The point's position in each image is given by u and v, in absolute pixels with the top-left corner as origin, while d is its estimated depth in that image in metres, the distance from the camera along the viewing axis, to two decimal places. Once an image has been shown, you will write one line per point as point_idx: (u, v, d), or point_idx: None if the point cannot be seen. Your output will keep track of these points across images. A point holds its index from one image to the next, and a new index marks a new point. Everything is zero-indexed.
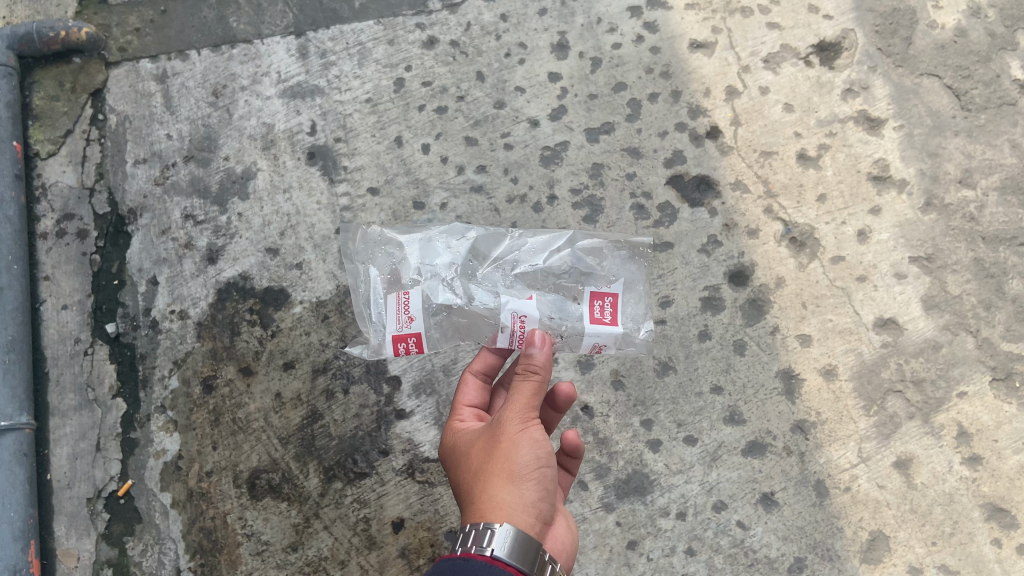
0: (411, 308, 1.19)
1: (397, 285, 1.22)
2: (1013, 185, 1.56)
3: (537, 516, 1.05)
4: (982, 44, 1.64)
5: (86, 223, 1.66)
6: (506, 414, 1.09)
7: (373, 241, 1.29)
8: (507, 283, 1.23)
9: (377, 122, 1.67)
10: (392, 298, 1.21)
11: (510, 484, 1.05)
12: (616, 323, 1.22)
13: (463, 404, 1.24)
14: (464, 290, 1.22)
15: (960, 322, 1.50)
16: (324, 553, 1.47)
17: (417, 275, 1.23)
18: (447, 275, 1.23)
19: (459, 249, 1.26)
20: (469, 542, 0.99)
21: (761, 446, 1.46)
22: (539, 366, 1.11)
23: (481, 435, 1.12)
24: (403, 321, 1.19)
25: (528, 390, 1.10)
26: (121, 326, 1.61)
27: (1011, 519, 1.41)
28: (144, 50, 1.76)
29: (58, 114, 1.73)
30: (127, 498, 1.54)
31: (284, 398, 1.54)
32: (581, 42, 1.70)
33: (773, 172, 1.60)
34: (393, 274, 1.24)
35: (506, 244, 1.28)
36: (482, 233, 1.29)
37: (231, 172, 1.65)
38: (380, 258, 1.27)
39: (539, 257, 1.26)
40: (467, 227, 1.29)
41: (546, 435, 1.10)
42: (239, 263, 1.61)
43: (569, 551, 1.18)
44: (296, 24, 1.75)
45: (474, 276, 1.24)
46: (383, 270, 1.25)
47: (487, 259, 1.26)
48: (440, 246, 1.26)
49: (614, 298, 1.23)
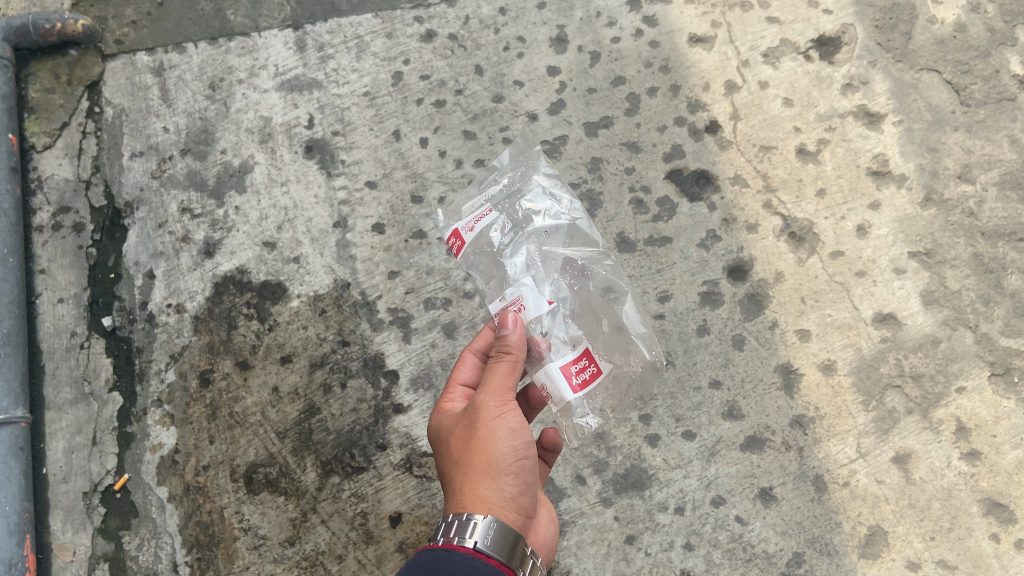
0: (479, 224, 1.30)
1: (495, 203, 1.35)
2: (1012, 180, 1.56)
3: (517, 510, 1.05)
4: (982, 39, 1.64)
5: (83, 216, 1.65)
6: (484, 400, 1.09)
7: (531, 157, 1.42)
8: (553, 275, 1.27)
9: (375, 116, 1.66)
10: (483, 206, 1.33)
11: (489, 478, 1.04)
12: (574, 391, 1.14)
13: (453, 384, 1.24)
14: (519, 244, 1.30)
15: (959, 317, 1.50)
16: (321, 547, 1.47)
17: (512, 206, 1.34)
18: (521, 227, 1.32)
19: (556, 220, 1.33)
20: (452, 533, 0.98)
21: (759, 441, 1.46)
22: (513, 347, 1.13)
23: (460, 422, 1.11)
24: (467, 224, 1.31)
25: (503, 372, 1.11)
26: (117, 319, 1.60)
27: (1009, 515, 1.40)
28: (140, 42, 1.75)
29: (54, 107, 1.72)
30: (123, 492, 1.53)
31: (282, 392, 1.54)
32: (580, 36, 1.69)
33: (773, 166, 1.60)
34: (507, 189, 1.38)
35: (589, 255, 1.33)
36: (585, 228, 1.35)
37: (228, 166, 1.65)
38: (517, 172, 1.41)
39: (592, 285, 1.30)
40: (582, 216, 1.36)
41: (524, 424, 1.09)
42: (236, 256, 1.60)
43: (550, 544, 1.19)
44: (294, 17, 1.74)
45: (541, 247, 1.30)
46: (509, 185, 1.39)
47: (567, 245, 1.32)
48: (550, 207, 1.35)
49: (596, 372, 1.16)
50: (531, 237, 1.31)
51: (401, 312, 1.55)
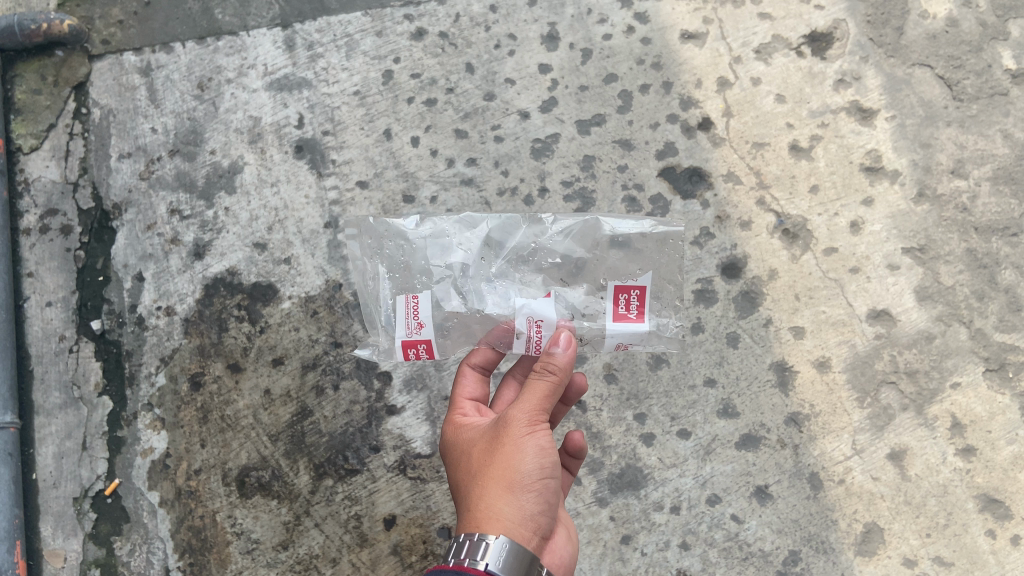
0: (421, 314, 1.15)
1: (408, 289, 1.17)
2: (1005, 175, 1.56)
3: (534, 529, 1.04)
4: (974, 33, 1.63)
5: (70, 218, 1.63)
6: (513, 415, 1.06)
7: (380, 229, 1.20)
8: (524, 278, 1.17)
9: (365, 115, 1.65)
10: (401, 301, 1.15)
11: (510, 495, 1.03)
12: (642, 319, 1.16)
13: (461, 398, 1.22)
14: (474, 291, 1.16)
15: (953, 313, 1.49)
16: (315, 551, 1.46)
17: (428, 275, 1.17)
18: (456, 278, 1.17)
19: (471, 246, 1.18)
20: (463, 554, 0.98)
21: (754, 439, 1.45)
22: (558, 367, 1.07)
23: (485, 435, 1.09)
24: (412, 328, 1.15)
25: (541, 389, 1.07)
26: (106, 323, 1.58)
27: (1005, 510, 1.40)
28: (127, 42, 1.73)
29: (40, 108, 1.70)
30: (114, 498, 1.51)
31: (273, 394, 1.52)
32: (571, 33, 1.68)
33: (766, 163, 1.59)
34: (401, 272, 1.18)
35: (526, 234, 1.20)
36: (495, 221, 1.20)
37: (217, 166, 1.63)
38: (386, 251, 1.19)
39: (559, 247, 1.19)
40: (481, 217, 1.20)
41: (552, 443, 1.07)
42: (227, 258, 1.58)
43: (568, 564, 1.17)
44: (282, 15, 1.72)
45: (490, 275, 1.17)
46: (392, 268, 1.18)
47: (503, 251, 1.19)
48: (452, 243, 1.18)
49: (640, 290, 1.17)
50: (475, 279, 1.17)
51: None
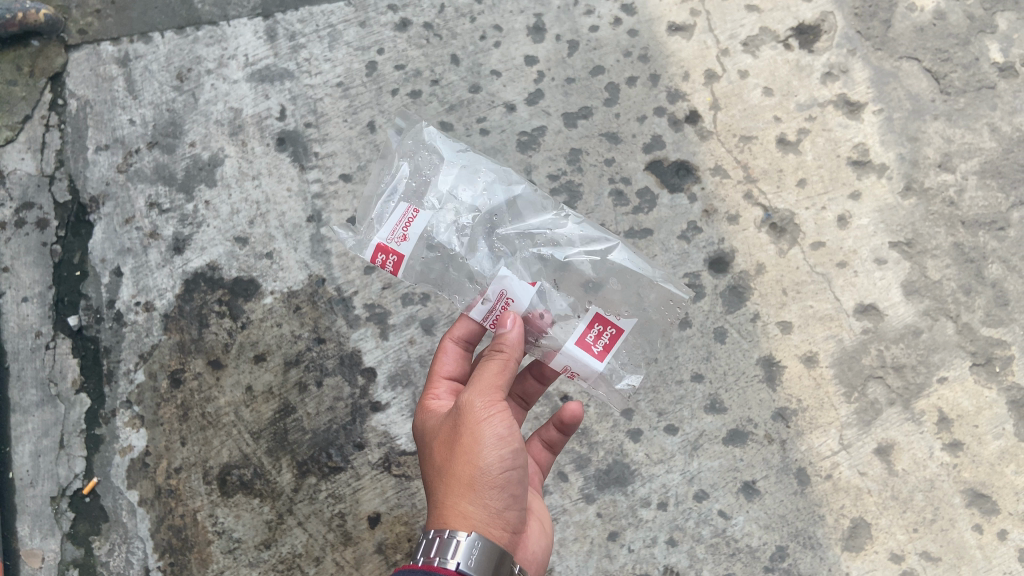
0: (410, 229, 1.14)
1: (414, 200, 1.18)
2: (992, 169, 1.55)
3: (502, 525, 1.02)
4: (961, 26, 1.63)
5: (46, 212, 1.60)
6: (472, 402, 1.04)
7: (424, 142, 1.24)
8: (523, 257, 1.18)
9: (348, 107, 1.62)
10: (401, 207, 1.15)
11: (472, 491, 1.01)
12: (601, 359, 1.14)
13: (437, 375, 1.20)
14: (471, 237, 1.18)
15: (940, 307, 1.49)
16: (298, 550, 1.43)
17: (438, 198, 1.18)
18: (463, 214, 1.19)
19: (493, 195, 1.20)
20: (432, 553, 0.96)
21: (742, 434, 1.44)
22: (507, 344, 1.08)
23: (445, 425, 1.07)
24: (395, 236, 1.14)
25: (494, 372, 1.07)
26: (83, 318, 1.55)
27: (991, 505, 1.40)
28: (104, 32, 1.69)
29: (16, 99, 1.67)
30: (92, 497, 1.48)
31: (255, 391, 1.50)
32: (557, 25, 1.66)
33: (753, 157, 1.58)
34: (418, 185, 1.20)
35: (546, 221, 1.21)
36: (528, 192, 1.23)
37: (197, 159, 1.60)
38: (416, 158, 1.23)
39: (569, 246, 1.20)
40: (518, 179, 1.23)
41: (513, 432, 1.05)
42: (207, 252, 1.55)
43: (541, 559, 1.16)
44: (263, 5, 1.69)
45: (493, 232, 1.19)
46: (414, 175, 1.21)
47: (517, 219, 1.21)
48: (479, 182, 1.21)
49: (616, 332, 1.14)
50: (480, 226, 1.19)
51: (379, 308, 1.52)
